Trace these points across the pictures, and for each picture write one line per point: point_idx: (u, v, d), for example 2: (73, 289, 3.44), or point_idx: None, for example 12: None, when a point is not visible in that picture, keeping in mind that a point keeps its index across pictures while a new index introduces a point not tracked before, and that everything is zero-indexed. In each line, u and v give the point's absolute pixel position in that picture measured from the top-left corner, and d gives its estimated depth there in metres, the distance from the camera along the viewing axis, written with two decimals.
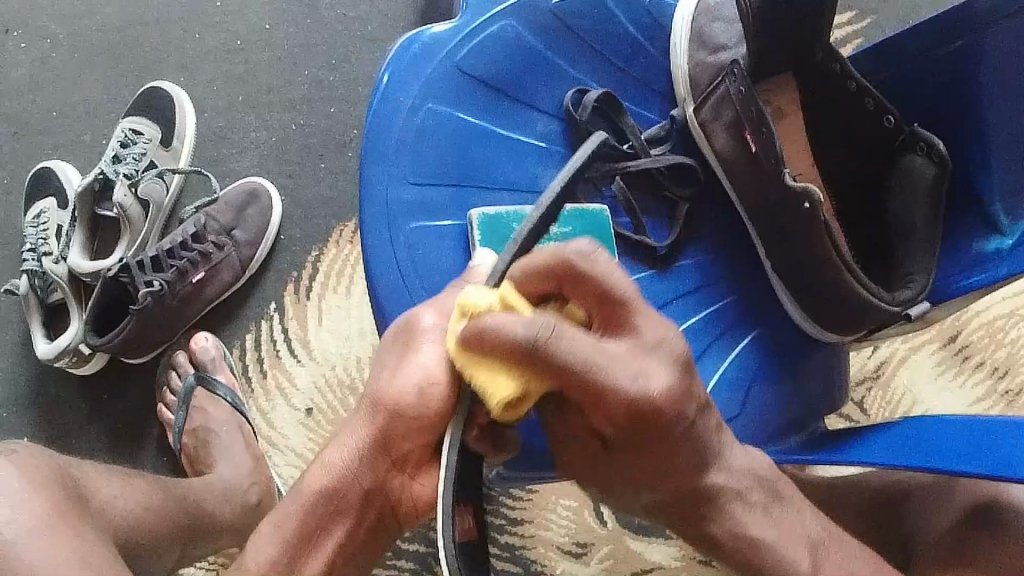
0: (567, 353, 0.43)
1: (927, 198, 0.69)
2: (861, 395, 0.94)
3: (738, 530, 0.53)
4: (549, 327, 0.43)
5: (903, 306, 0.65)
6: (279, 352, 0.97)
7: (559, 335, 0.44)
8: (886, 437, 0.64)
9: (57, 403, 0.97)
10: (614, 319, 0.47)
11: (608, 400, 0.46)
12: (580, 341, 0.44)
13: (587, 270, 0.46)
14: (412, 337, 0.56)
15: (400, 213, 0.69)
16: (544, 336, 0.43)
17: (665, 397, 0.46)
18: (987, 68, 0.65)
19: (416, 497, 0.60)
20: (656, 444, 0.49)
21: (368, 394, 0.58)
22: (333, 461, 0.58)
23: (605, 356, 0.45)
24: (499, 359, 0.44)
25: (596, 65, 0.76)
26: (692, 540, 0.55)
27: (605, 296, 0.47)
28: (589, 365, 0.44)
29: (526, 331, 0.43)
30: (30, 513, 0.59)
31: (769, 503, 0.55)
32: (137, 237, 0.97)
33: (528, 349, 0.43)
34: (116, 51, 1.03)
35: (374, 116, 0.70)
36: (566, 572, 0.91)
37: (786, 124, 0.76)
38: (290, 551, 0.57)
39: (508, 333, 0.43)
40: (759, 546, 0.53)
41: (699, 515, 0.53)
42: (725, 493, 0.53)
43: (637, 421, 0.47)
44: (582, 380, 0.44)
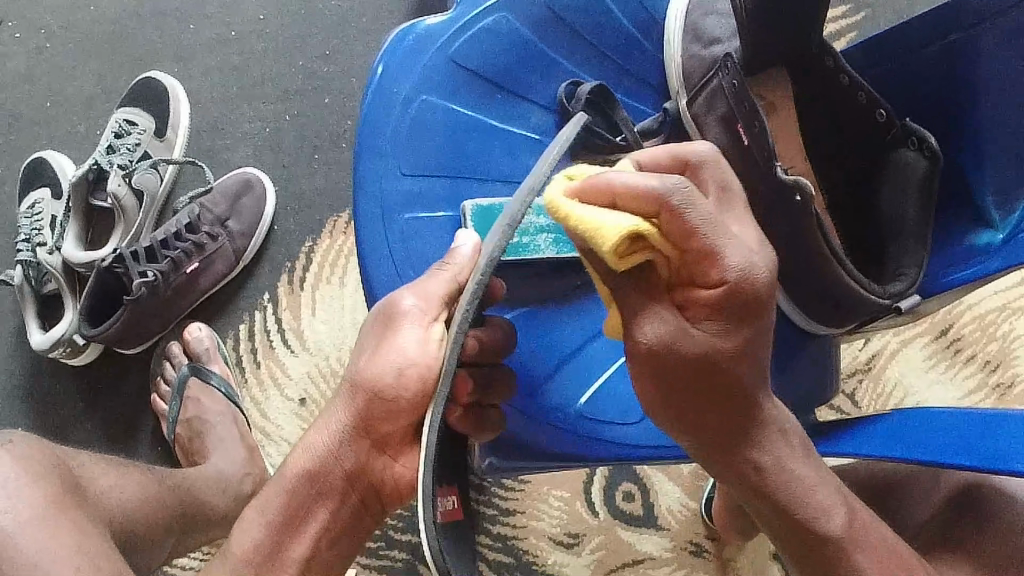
0: (693, 212, 0.42)
1: (918, 190, 0.69)
2: (852, 388, 0.95)
3: (782, 459, 0.52)
4: (685, 184, 0.43)
5: (893, 299, 0.66)
6: (273, 343, 0.98)
7: (692, 193, 0.43)
8: (878, 429, 0.64)
9: (52, 393, 0.97)
10: (730, 208, 0.48)
11: (715, 263, 0.44)
12: (704, 206, 0.43)
13: (706, 167, 0.48)
14: (393, 319, 0.58)
15: (394, 204, 0.69)
16: (682, 188, 0.42)
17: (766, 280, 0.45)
18: (981, 63, 0.65)
19: (399, 477, 0.62)
20: (744, 326, 0.47)
21: (349, 378, 0.60)
22: (314, 443, 0.61)
23: (724, 228, 0.44)
24: (622, 205, 0.43)
25: (590, 57, 0.76)
26: (732, 480, 0.53)
27: (722, 183, 0.48)
28: (709, 228, 0.43)
29: (662, 183, 0.42)
30: (27, 503, 0.59)
31: (805, 450, 0.54)
32: (131, 228, 0.97)
33: (662, 198, 0.42)
34: (111, 41, 1.03)
35: (368, 106, 0.70)
36: (558, 562, 0.92)
37: (778, 118, 0.77)
38: (276, 533, 0.59)
39: (644, 184, 0.42)
40: (801, 483, 0.52)
41: (745, 438, 0.51)
42: (770, 422, 0.52)
43: (731, 306, 0.46)
44: (699, 239, 0.43)
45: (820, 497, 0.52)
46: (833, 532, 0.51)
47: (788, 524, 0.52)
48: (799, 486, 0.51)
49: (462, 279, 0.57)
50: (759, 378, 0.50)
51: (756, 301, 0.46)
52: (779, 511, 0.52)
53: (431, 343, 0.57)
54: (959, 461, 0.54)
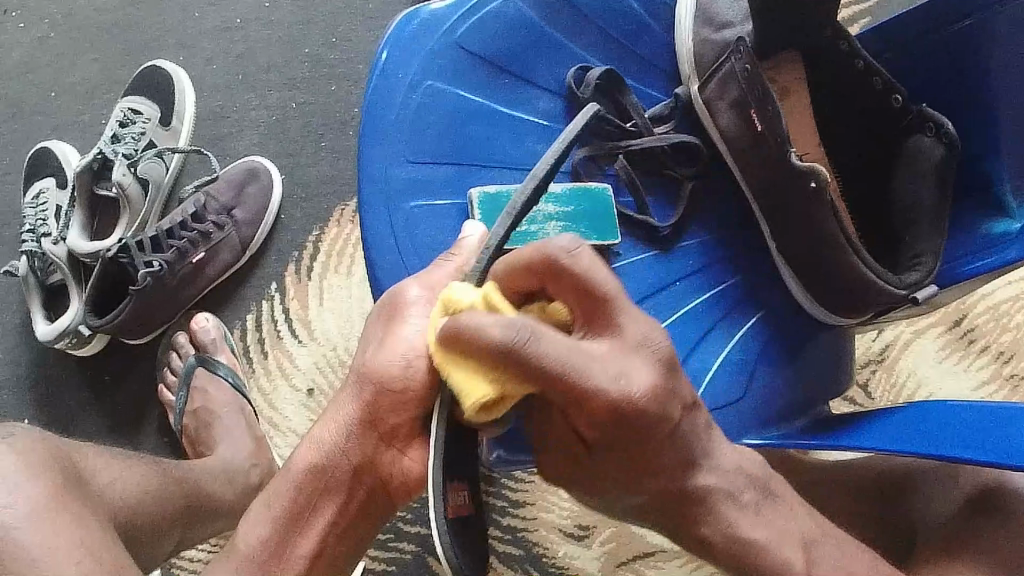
0: (545, 355, 0.42)
1: (934, 177, 0.67)
2: (865, 378, 0.93)
3: (730, 528, 0.52)
4: (529, 329, 0.42)
5: (909, 289, 0.64)
6: (280, 332, 0.97)
7: (537, 336, 0.42)
8: (892, 423, 0.63)
9: (58, 385, 0.96)
10: (598, 319, 0.46)
11: (588, 399, 0.43)
12: (559, 345, 0.42)
13: (569, 268, 0.45)
14: (397, 309, 0.58)
15: (400, 190, 0.68)
16: (522, 340, 0.41)
17: (646, 396, 0.45)
18: (999, 44, 0.63)
19: (408, 471, 0.59)
20: (640, 433, 0.47)
21: (356, 370, 0.59)
22: (322, 437, 0.59)
23: (586, 357, 0.43)
24: (475, 359, 0.43)
25: (599, 42, 0.75)
26: (684, 541, 0.54)
27: (586, 290, 0.45)
28: (568, 371, 0.42)
29: (504, 334, 0.41)
30: (29, 498, 0.59)
31: (760, 503, 0.53)
32: (137, 216, 0.96)
33: (505, 352, 0.41)
34: (115, 30, 1.02)
35: (372, 92, 0.69)
36: (568, 555, 0.91)
37: (792, 102, 0.75)
38: (282, 530, 0.59)
39: (486, 336, 0.42)
40: (752, 547, 0.52)
41: (682, 514, 0.52)
42: (714, 495, 0.52)
43: (622, 426, 0.46)
44: (562, 386, 0.42)
45: (774, 557, 0.52)
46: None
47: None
48: (745, 550, 0.52)
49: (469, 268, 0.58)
50: (680, 466, 0.50)
51: (648, 418, 0.45)
52: (733, 570, 0.53)
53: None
54: (971, 457, 0.53)
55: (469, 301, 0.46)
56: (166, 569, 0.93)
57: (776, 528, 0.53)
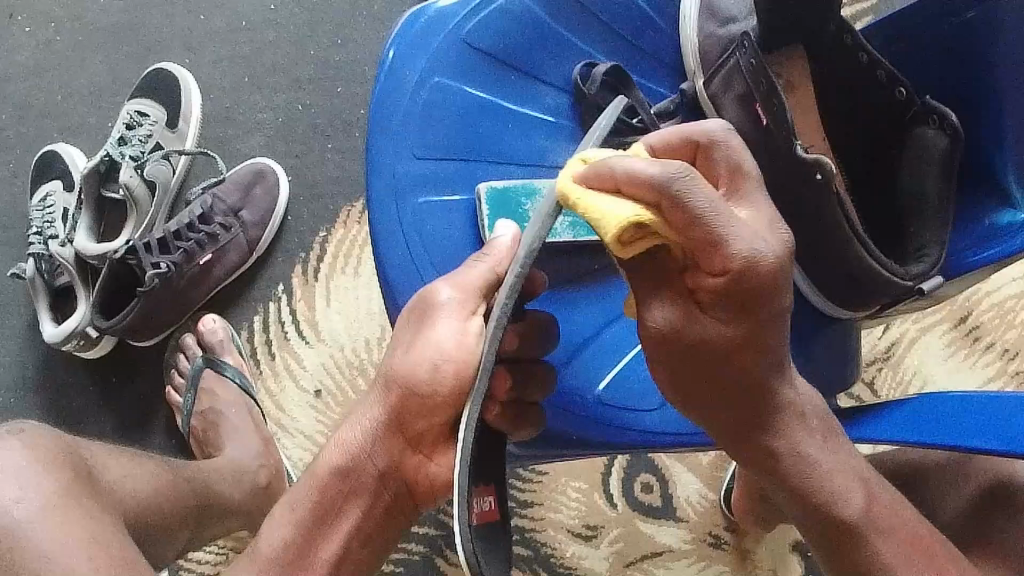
0: (692, 201, 0.42)
1: (938, 168, 0.67)
2: (871, 376, 0.93)
3: (797, 445, 0.53)
4: (681, 172, 0.42)
5: (915, 279, 0.65)
6: (287, 334, 0.97)
7: (692, 178, 0.42)
8: (903, 413, 0.63)
9: (66, 387, 0.97)
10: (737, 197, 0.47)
11: (723, 251, 0.44)
12: (706, 194, 0.43)
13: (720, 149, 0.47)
14: (428, 310, 0.57)
15: (408, 186, 0.68)
16: (679, 176, 0.42)
17: (774, 269, 0.45)
18: (999, 38, 0.63)
19: (433, 478, 0.60)
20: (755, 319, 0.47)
21: (382, 373, 0.59)
22: (347, 439, 0.59)
23: (732, 216, 0.44)
24: (624, 194, 0.44)
25: (605, 39, 0.75)
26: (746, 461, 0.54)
27: (732, 167, 0.47)
28: (713, 219, 0.43)
29: (660, 170, 0.43)
30: (39, 493, 0.58)
31: (826, 433, 0.55)
32: (143, 219, 0.97)
33: (658, 187, 0.42)
34: (122, 34, 1.03)
35: (380, 89, 0.70)
36: (576, 554, 0.91)
37: (797, 96, 0.75)
38: (307, 533, 0.58)
39: (642, 169, 0.43)
40: (817, 472, 0.53)
41: (760, 426, 0.52)
42: (791, 408, 0.53)
43: (742, 301, 0.46)
44: (702, 229, 0.43)
45: (834, 483, 0.53)
46: (848, 517, 0.53)
47: (803, 507, 0.54)
48: (814, 472, 0.53)
49: (499, 271, 0.57)
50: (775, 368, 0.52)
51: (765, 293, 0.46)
52: (797, 494, 0.54)
53: (469, 336, 0.56)
54: (984, 444, 0.53)
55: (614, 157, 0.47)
56: (172, 571, 0.93)
57: (839, 458, 0.54)
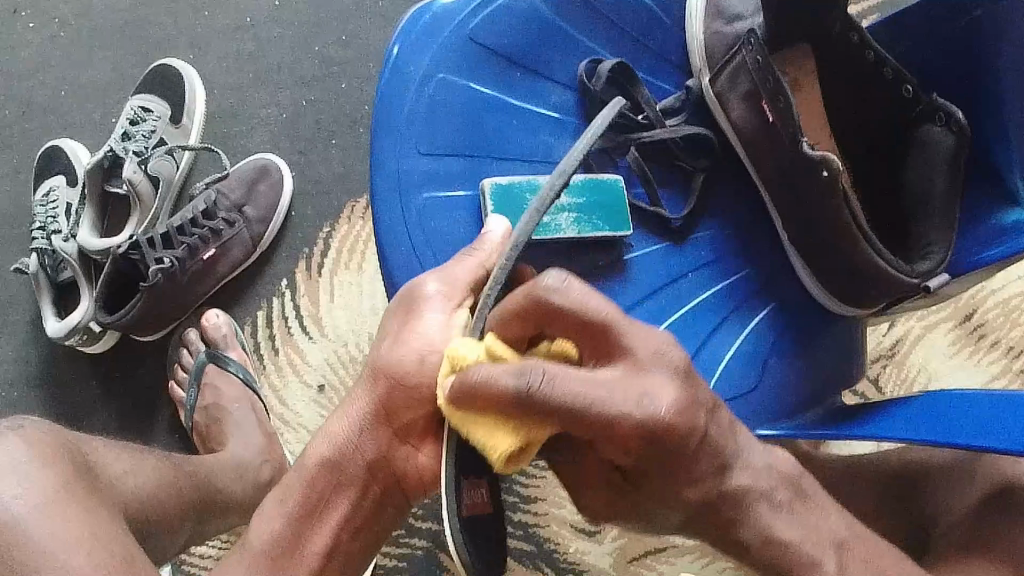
0: (557, 396, 0.44)
1: (944, 165, 0.67)
2: (876, 372, 0.93)
3: (768, 530, 0.51)
4: (539, 377, 0.44)
5: (922, 277, 0.65)
6: (291, 329, 0.97)
7: (549, 381, 0.44)
8: (906, 412, 0.63)
9: (69, 381, 0.97)
10: (606, 344, 0.48)
11: (612, 431, 0.46)
12: (573, 382, 0.45)
13: (558, 302, 0.47)
14: (415, 303, 0.58)
15: (413, 183, 0.68)
16: (532, 386, 0.44)
17: (671, 415, 0.46)
18: (1006, 35, 0.63)
19: (422, 467, 0.60)
20: (669, 460, 0.49)
21: (371, 364, 0.60)
22: (335, 432, 0.59)
23: (603, 387, 0.45)
24: (490, 410, 0.46)
25: (611, 35, 0.75)
26: (720, 545, 0.53)
27: (583, 322, 0.48)
28: (590, 402, 0.45)
29: (517, 383, 0.44)
30: (37, 492, 0.57)
31: (796, 501, 0.53)
32: (147, 213, 0.96)
33: (520, 399, 0.44)
34: (125, 29, 1.02)
35: (385, 85, 0.70)
36: (579, 550, 0.91)
37: (803, 95, 0.75)
38: (297, 523, 0.57)
39: (499, 388, 0.44)
40: (788, 548, 0.51)
41: (721, 524, 0.52)
42: (749, 495, 0.51)
43: (652, 446, 0.47)
44: (578, 420, 0.45)
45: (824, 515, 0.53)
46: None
47: None
48: (783, 554, 0.51)
49: (488, 265, 0.60)
50: (716, 469, 0.51)
51: (678, 435, 0.47)
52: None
53: (454, 329, 0.57)
54: (991, 445, 0.53)
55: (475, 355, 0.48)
56: (176, 566, 0.94)
57: (811, 524, 0.53)
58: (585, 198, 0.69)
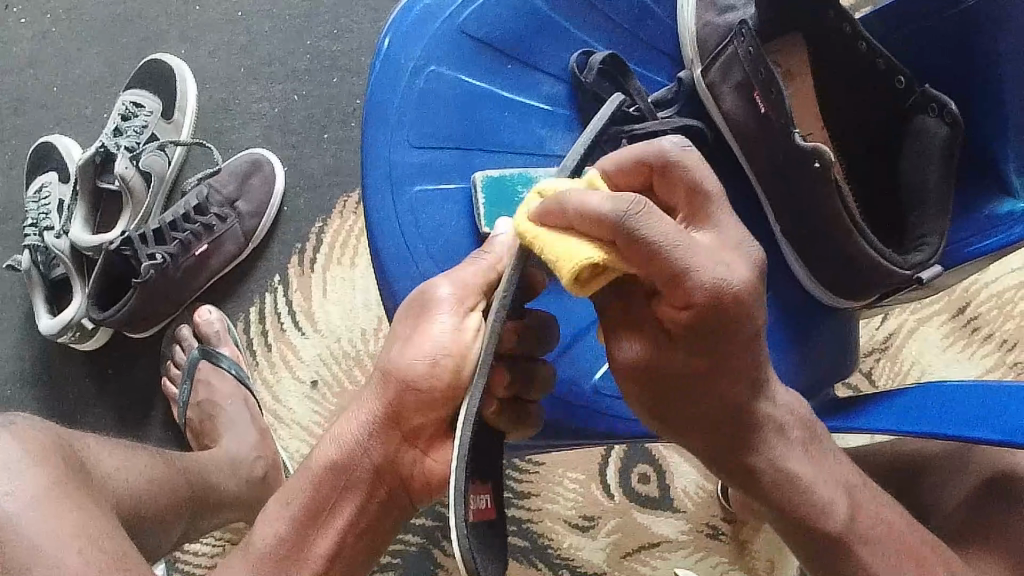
0: (651, 232, 0.43)
1: (937, 157, 0.67)
2: (869, 366, 0.93)
3: (780, 460, 0.53)
4: (638, 205, 0.43)
5: (914, 269, 0.65)
6: (284, 324, 0.97)
7: (647, 210, 0.43)
8: (897, 404, 0.63)
9: (62, 378, 0.96)
10: (696, 219, 0.48)
11: (687, 285, 0.44)
12: (666, 224, 0.43)
13: (677, 164, 0.47)
14: (427, 306, 0.57)
15: (404, 175, 0.68)
16: (631, 210, 0.43)
17: (742, 292, 0.46)
18: (997, 25, 0.63)
19: (430, 472, 0.61)
20: (724, 344, 0.48)
21: (378, 367, 0.58)
22: (343, 434, 0.59)
23: (691, 242, 0.44)
24: (580, 227, 0.44)
25: (602, 27, 0.75)
26: (729, 475, 0.55)
27: (691, 189, 0.47)
28: (677, 245, 0.43)
29: (616, 206, 0.43)
30: (28, 486, 0.56)
31: (808, 441, 0.55)
32: (140, 210, 0.96)
33: (615, 224, 0.43)
34: (117, 24, 1.02)
35: (377, 77, 0.69)
36: (574, 545, 0.91)
37: (797, 85, 0.76)
38: (300, 526, 0.57)
39: (595, 209, 0.43)
40: (799, 485, 0.53)
41: (745, 441, 0.53)
42: (768, 424, 0.53)
43: (714, 322, 0.46)
44: (664, 260, 0.43)
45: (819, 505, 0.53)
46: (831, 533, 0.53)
47: (787, 517, 0.54)
48: (800, 484, 0.53)
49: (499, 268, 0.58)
50: (752, 385, 0.51)
51: (738, 317, 0.46)
52: (779, 509, 0.54)
53: (466, 332, 0.56)
54: (985, 434, 0.53)
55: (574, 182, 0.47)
56: (170, 563, 0.93)
57: (820, 466, 0.54)
58: None
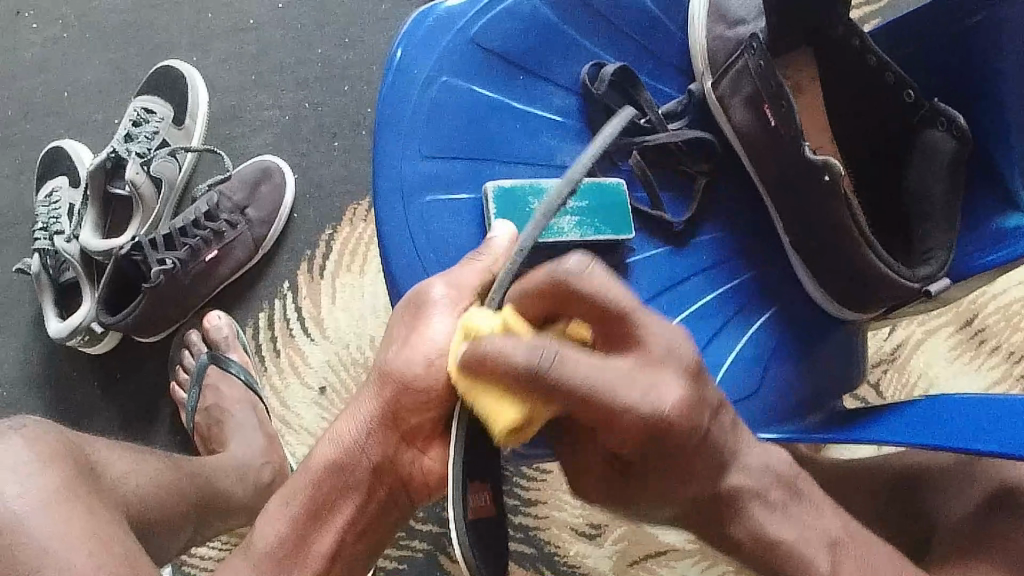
0: (569, 375, 0.43)
1: (945, 171, 0.67)
2: (877, 377, 0.93)
3: (759, 527, 0.53)
4: (550, 354, 0.43)
5: (923, 282, 0.65)
6: (293, 331, 0.97)
7: (562, 361, 0.44)
8: (906, 417, 0.62)
9: (71, 382, 0.97)
10: (621, 337, 0.47)
11: (618, 419, 0.45)
12: (584, 365, 0.44)
13: (580, 288, 0.45)
14: (423, 308, 0.58)
15: (415, 186, 0.68)
16: (546, 366, 0.43)
17: (677, 411, 0.46)
18: (1006, 41, 0.63)
19: (427, 471, 0.62)
20: (671, 454, 0.49)
21: (378, 368, 0.59)
22: (341, 433, 0.59)
23: (612, 378, 0.44)
24: (500, 383, 0.44)
25: (613, 39, 0.75)
26: (712, 539, 0.55)
27: (600, 310, 0.46)
28: (599, 389, 0.44)
29: (529, 357, 0.43)
30: (39, 493, 0.57)
31: (789, 499, 0.54)
32: (149, 215, 0.97)
33: (531, 376, 0.43)
34: (128, 31, 1.03)
35: (388, 88, 0.70)
36: (580, 553, 0.91)
37: (806, 98, 0.76)
38: (300, 526, 0.57)
39: (511, 361, 0.43)
40: (779, 547, 0.53)
41: (717, 517, 0.53)
42: (743, 495, 0.53)
43: (654, 440, 0.47)
44: (588, 402, 0.44)
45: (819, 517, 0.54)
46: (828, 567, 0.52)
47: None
48: (778, 550, 0.53)
49: (494, 270, 0.60)
50: (715, 471, 0.51)
51: (680, 433, 0.47)
52: (762, 569, 0.54)
53: None
54: (988, 450, 0.53)
55: (489, 327, 0.47)
56: (176, 566, 0.94)
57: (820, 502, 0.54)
58: (588, 203, 0.69)
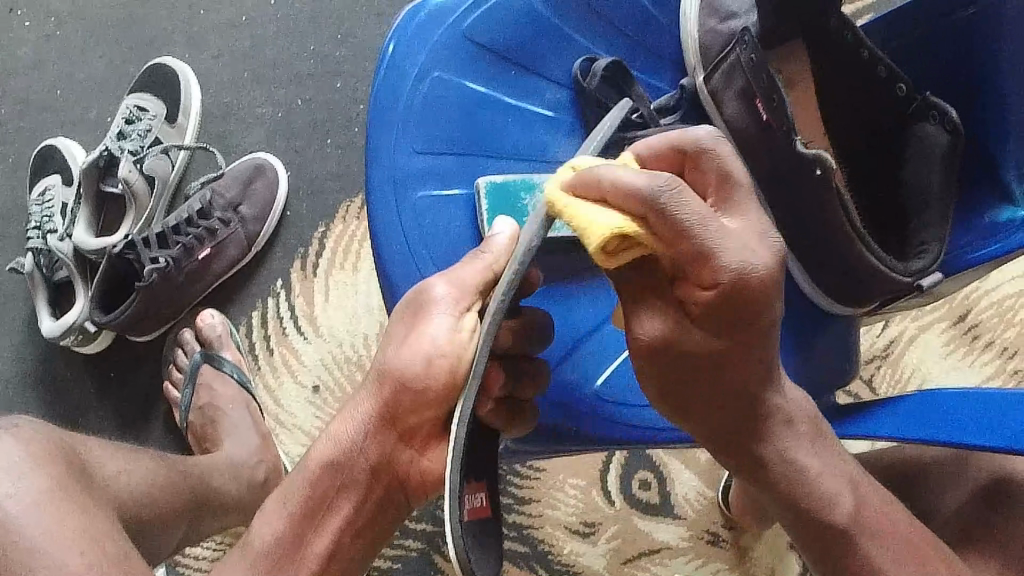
0: (682, 208, 0.42)
1: (937, 165, 0.68)
2: (870, 374, 0.93)
3: (786, 451, 0.51)
4: (671, 182, 0.42)
5: (915, 276, 0.65)
6: (286, 329, 0.97)
7: (680, 192, 0.42)
8: (898, 411, 0.63)
9: (64, 381, 0.97)
10: (727, 205, 0.46)
11: (710, 266, 0.43)
12: (696, 204, 0.42)
13: (712, 150, 0.45)
14: (424, 307, 0.56)
15: (408, 180, 0.68)
16: (663, 191, 0.41)
17: (762, 287, 0.44)
18: (999, 35, 0.63)
19: (425, 471, 0.60)
20: (741, 333, 0.47)
21: (376, 367, 0.59)
22: (338, 433, 0.59)
23: (717, 223, 0.43)
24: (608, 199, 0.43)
25: (605, 34, 0.75)
26: (734, 465, 0.53)
27: (721, 174, 0.46)
28: (703, 229, 0.42)
29: (648, 181, 0.41)
30: (30, 488, 0.57)
31: (815, 436, 0.53)
32: (143, 213, 0.97)
33: (648, 198, 0.41)
34: (121, 28, 1.02)
35: (381, 82, 0.69)
36: (574, 551, 0.91)
37: (799, 91, 0.74)
38: (296, 526, 0.58)
39: (628, 182, 0.42)
40: (805, 477, 0.51)
41: (754, 431, 0.51)
42: (778, 415, 0.51)
43: (733, 309, 0.45)
44: (691, 239, 0.42)
45: (826, 488, 0.51)
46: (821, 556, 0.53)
47: (792, 513, 0.52)
48: (800, 478, 0.51)
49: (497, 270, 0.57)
50: (763, 377, 0.50)
51: (756, 304, 0.45)
52: (785, 504, 0.52)
53: (462, 331, 0.56)
54: (981, 440, 0.54)
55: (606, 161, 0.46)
56: (170, 566, 0.94)
57: None
58: None
